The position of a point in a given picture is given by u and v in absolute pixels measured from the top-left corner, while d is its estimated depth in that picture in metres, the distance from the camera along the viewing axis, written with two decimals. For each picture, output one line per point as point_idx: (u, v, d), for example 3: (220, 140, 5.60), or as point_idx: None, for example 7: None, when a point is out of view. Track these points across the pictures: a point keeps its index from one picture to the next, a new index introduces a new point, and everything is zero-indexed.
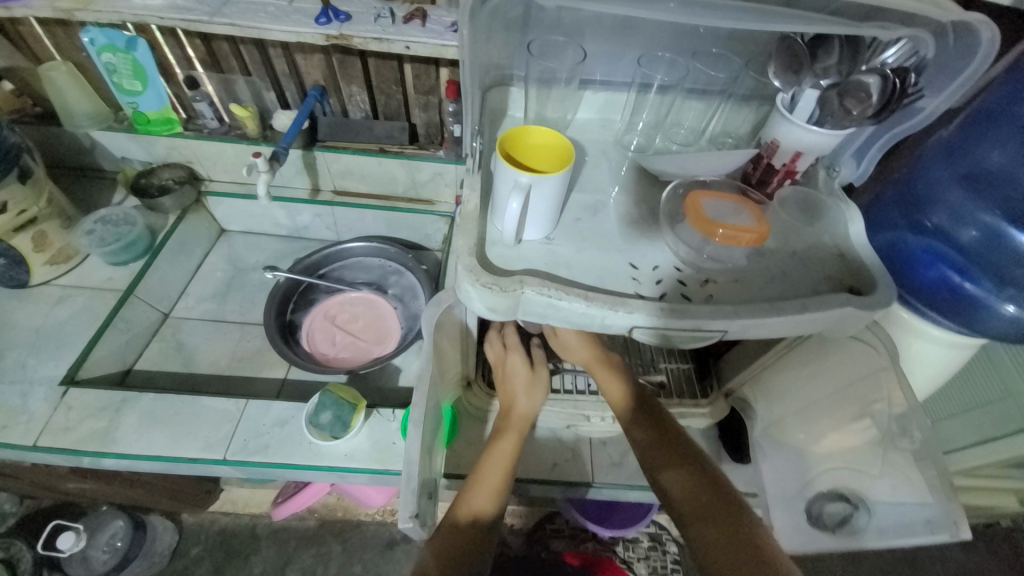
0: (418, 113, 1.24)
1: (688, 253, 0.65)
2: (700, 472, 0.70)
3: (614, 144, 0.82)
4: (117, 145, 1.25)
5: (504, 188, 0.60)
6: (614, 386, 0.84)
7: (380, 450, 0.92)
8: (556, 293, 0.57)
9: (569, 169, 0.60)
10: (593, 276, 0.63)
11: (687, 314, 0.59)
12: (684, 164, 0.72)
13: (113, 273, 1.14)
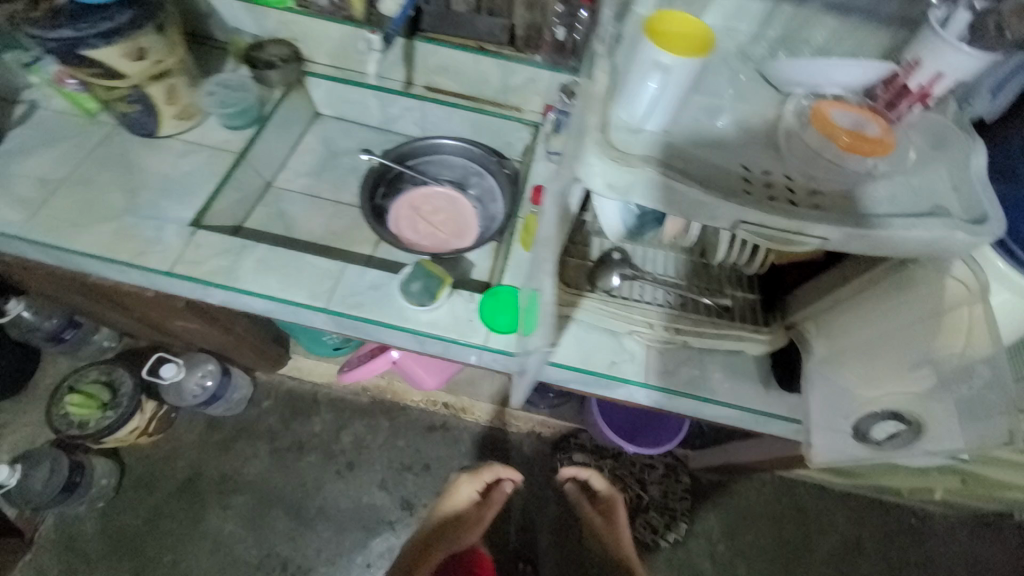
0: (522, 13, 1.22)
1: (801, 163, 0.67)
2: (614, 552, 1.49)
3: (740, 51, 0.79)
4: (232, 14, 1.29)
5: (641, 67, 0.62)
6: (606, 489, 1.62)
7: (458, 323, 1.02)
8: (676, 178, 0.61)
9: (707, 58, 0.62)
10: (706, 170, 0.66)
11: (793, 216, 0.63)
12: (822, 71, 0.72)
13: (228, 136, 1.23)
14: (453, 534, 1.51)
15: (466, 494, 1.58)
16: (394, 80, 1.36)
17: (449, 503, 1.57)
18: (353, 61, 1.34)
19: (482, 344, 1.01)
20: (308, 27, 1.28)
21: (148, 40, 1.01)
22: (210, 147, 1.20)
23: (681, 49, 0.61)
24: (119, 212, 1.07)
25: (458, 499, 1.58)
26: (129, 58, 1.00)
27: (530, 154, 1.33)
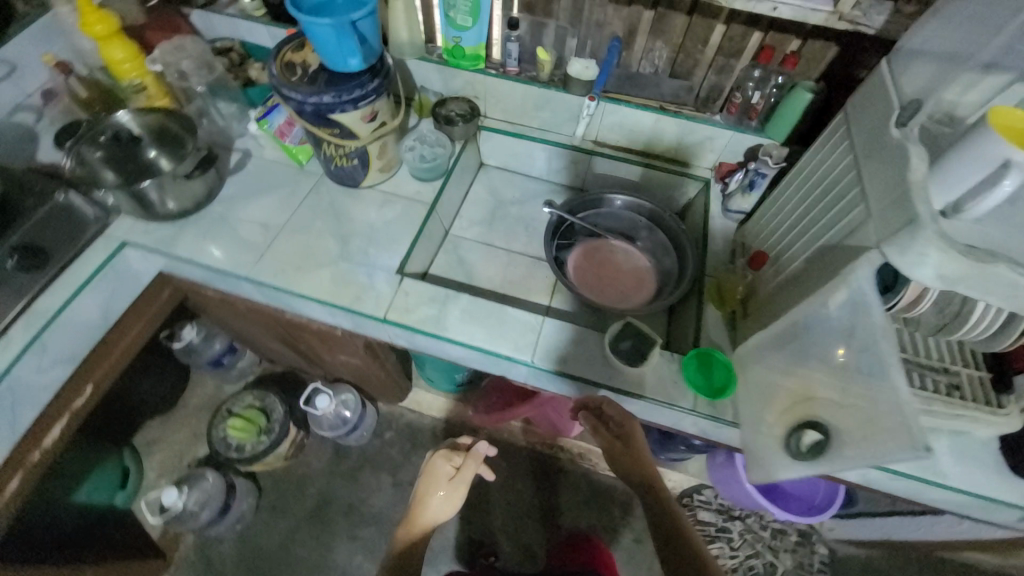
0: (709, 75, 1.24)
1: None
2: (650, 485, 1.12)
3: None
4: (422, 75, 1.38)
5: (981, 160, 0.61)
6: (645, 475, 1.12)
7: (664, 384, 1.02)
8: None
9: None
10: None
11: None
12: None
13: (419, 187, 1.30)
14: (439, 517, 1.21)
15: (443, 506, 1.22)
16: (563, 134, 1.40)
17: (443, 492, 1.22)
18: (527, 116, 1.40)
19: (689, 409, 0.99)
20: (493, 87, 1.34)
21: (382, 104, 1.10)
22: (405, 197, 1.27)
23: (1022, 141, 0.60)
24: (333, 258, 1.15)
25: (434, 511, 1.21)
26: (364, 121, 1.08)
27: (701, 210, 1.33)
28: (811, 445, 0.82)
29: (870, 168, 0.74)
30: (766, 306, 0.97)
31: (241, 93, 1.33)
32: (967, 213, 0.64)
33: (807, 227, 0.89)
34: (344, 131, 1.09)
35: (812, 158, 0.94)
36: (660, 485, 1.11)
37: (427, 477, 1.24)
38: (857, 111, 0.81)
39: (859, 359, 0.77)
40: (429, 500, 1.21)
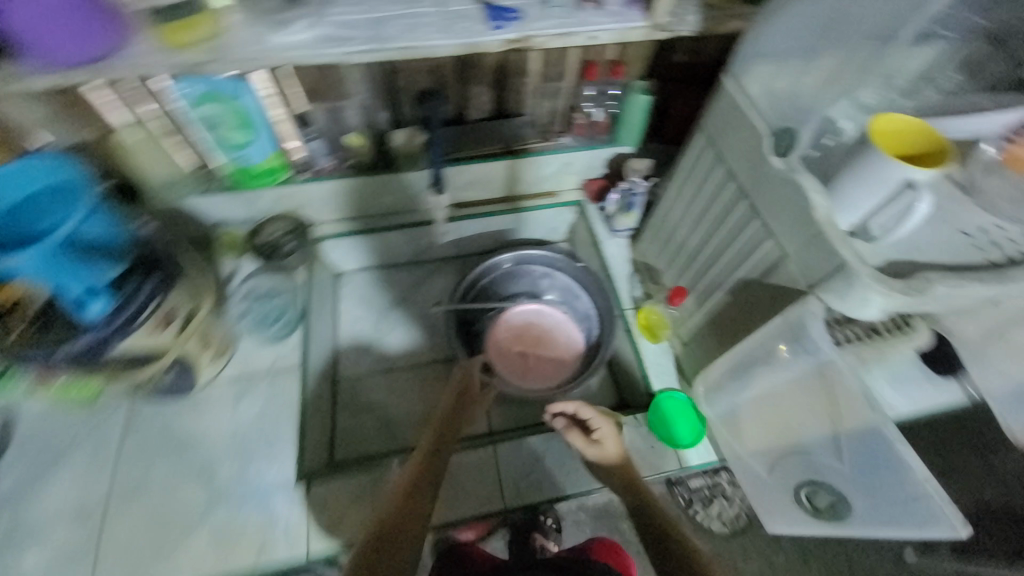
0: (543, 103, 1.11)
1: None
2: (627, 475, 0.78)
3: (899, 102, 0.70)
4: (214, 209, 1.07)
5: (883, 182, 0.56)
6: (618, 458, 0.79)
7: (645, 455, 0.93)
8: (962, 282, 0.56)
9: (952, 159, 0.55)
10: (948, 253, 0.59)
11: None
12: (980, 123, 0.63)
13: (277, 350, 1.05)
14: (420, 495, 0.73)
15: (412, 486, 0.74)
16: (415, 211, 1.20)
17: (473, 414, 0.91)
18: (367, 208, 1.17)
19: (683, 468, 0.93)
20: (311, 193, 1.09)
21: (178, 297, 0.84)
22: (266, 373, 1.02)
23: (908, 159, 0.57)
24: (204, 508, 0.86)
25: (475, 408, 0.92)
26: (158, 331, 0.82)
27: (588, 236, 1.25)
28: (825, 504, 0.72)
29: (768, 200, 0.67)
30: (704, 339, 0.92)
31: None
32: (889, 236, 0.59)
33: (716, 254, 0.83)
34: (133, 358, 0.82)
35: (687, 179, 0.87)
36: (638, 480, 0.78)
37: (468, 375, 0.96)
38: (724, 133, 0.74)
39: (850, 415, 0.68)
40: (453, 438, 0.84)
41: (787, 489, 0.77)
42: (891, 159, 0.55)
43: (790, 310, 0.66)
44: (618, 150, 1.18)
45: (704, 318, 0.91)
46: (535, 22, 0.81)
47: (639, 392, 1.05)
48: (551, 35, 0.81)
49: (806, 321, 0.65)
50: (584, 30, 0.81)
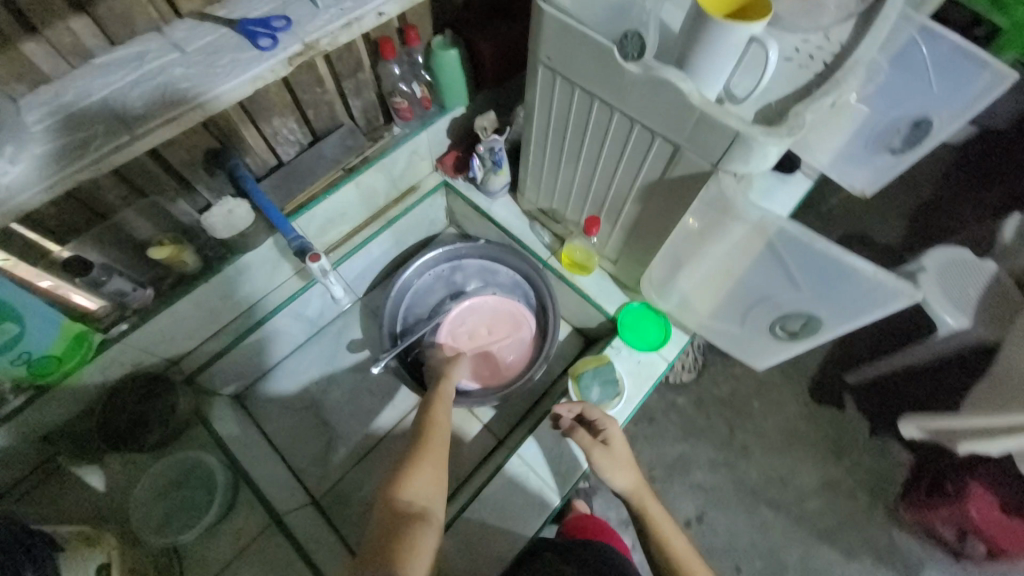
0: (356, 104, 0.98)
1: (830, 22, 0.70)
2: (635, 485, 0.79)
3: None
4: (32, 425, 0.79)
5: (731, 46, 0.59)
6: (628, 482, 0.78)
7: (639, 372, 0.98)
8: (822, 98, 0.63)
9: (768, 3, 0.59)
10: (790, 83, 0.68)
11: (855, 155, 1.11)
12: None
13: (230, 524, 0.84)
14: (418, 486, 0.65)
15: (419, 494, 0.64)
16: (286, 285, 1.01)
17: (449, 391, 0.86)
18: (226, 312, 0.94)
19: (669, 364, 1.00)
20: (150, 338, 0.84)
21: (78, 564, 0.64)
22: (236, 554, 0.81)
23: (738, 17, 0.59)
24: None
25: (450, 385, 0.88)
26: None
27: (471, 210, 1.18)
28: (799, 327, 0.79)
29: (638, 104, 0.67)
30: (631, 249, 0.95)
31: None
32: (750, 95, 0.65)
33: (608, 172, 0.83)
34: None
35: (546, 115, 0.85)
36: (647, 501, 0.77)
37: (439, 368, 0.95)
38: (563, 60, 0.71)
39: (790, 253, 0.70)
40: (436, 411, 0.79)
41: (766, 330, 0.85)
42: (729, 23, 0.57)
43: (705, 192, 0.69)
44: (452, 116, 1.08)
45: (622, 233, 0.94)
46: (307, 25, 0.66)
47: (599, 322, 1.08)
48: (335, 31, 0.67)
49: (736, 195, 0.66)
50: (369, 8, 0.69)
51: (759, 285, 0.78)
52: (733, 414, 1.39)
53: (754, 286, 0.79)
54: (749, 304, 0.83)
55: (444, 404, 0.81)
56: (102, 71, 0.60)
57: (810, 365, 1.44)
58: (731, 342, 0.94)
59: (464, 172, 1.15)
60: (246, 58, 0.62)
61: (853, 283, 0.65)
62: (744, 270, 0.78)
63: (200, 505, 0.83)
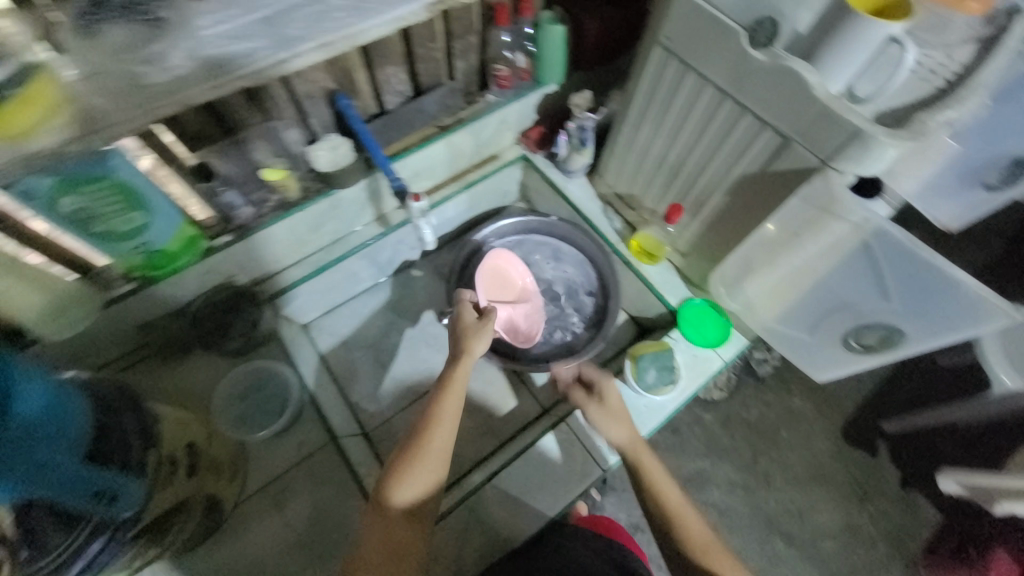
0: (460, 65, 1.01)
1: None
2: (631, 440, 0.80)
3: None
4: (134, 314, 0.86)
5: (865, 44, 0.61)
6: (623, 438, 0.80)
7: (695, 365, 0.99)
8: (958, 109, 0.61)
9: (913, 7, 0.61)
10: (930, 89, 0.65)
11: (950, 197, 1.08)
12: None
13: (293, 435, 0.90)
14: (410, 493, 0.63)
15: (412, 500, 0.64)
16: (366, 227, 1.07)
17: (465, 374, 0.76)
18: (312, 243, 1.01)
19: (725, 363, 1.00)
20: (247, 251, 0.91)
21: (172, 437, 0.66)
22: (296, 462, 0.88)
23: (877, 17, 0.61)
24: None
25: (469, 368, 0.76)
26: (183, 474, 0.66)
27: (545, 186, 1.20)
28: (875, 340, 0.81)
29: (756, 93, 0.69)
30: (706, 242, 0.96)
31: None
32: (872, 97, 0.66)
33: (702, 160, 0.85)
34: (173, 518, 0.66)
35: (649, 97, 0.86)
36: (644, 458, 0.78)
37: (460, 336, 0.80)
38: (686, 41, 0.73)
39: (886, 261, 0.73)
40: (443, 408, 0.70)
41: (836, 341, 0.87)
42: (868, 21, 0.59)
43: (807, 188, 0.71)
44: (544, 91, 1.10)
45: (704, 226, 0.94)
46: None
47: (658, 312, 1.09)
48: None
49: (843, 192, 0.68)
50: None
51: (842, 293, 0.80)
52: (759, 438, 1.37)
53: (836, 293, 0.81)
54: (823, 313, 0.85)
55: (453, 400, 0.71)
56: None
57: (849, 404, 1.41)
58: (794, 351, 0.96)
59: (545, 148, 1.18)
60: None
61: (952, 295, 0.68)
62: (829, 276, 0.80)
63: (275, 410, 0.91)
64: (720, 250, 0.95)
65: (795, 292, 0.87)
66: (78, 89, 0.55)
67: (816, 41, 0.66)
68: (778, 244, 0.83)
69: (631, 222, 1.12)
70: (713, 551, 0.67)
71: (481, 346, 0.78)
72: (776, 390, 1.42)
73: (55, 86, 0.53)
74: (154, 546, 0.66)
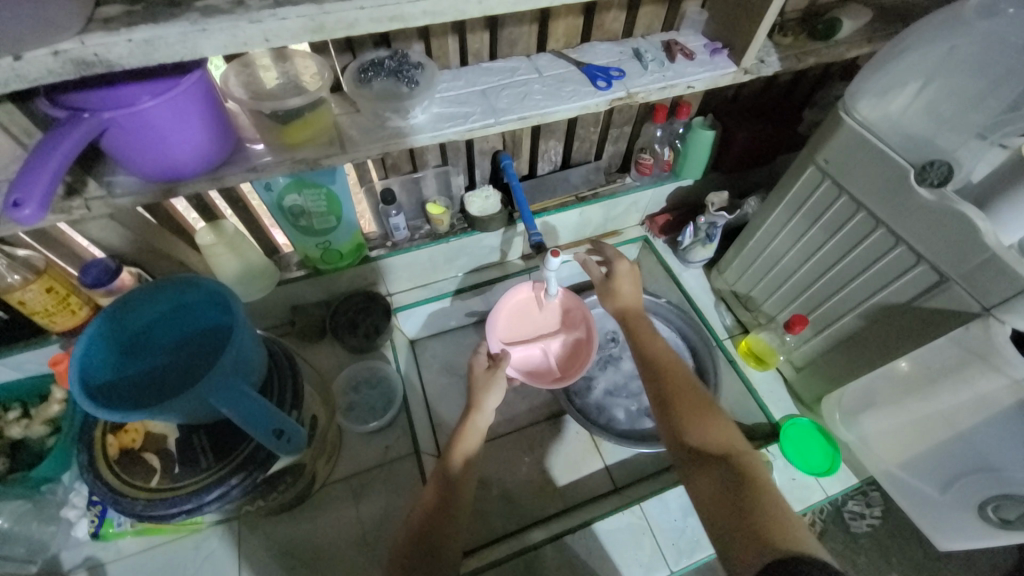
0: (610, 149, 1.12)
1: None
2: (659, 362, 0.78)
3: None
4: (293, 296, 1.01)
5: None
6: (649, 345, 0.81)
7: (791, 489, 0.92)
8: None
9: None
10: None
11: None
12: None
13: (383, 438, 0.98)
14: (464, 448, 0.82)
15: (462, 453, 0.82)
16: (489, 269, 1.18)
17: (476, 427, 0.85)
18: (442, 272, 1.13)
19: (827, 498, 0.92)
20: (392, 266, 1.05)
21: (309, 405, 0.78)
22: (379, 463, 0.95)
23: None
24: None
25: (483, 421, 0.86)
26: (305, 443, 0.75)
27: (659, 270, 1.24)
28: (1016, 516, 0.70)
29: (915, 228, 0.69)
30: (827, 362, 0.92)
31: (15, 485, 0.79)
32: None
33: (839, 279, 0.84)
34: (284, 478, 0.74)
35: (791, 210, 0.89)
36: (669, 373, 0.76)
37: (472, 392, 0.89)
38: (843, 166, 0.77)
39: None
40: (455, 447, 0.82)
41: (969, 507, 0.76)
42: None
43: (962, 331, 0.68)
44: (679, 184, 1.17)
45: (827, 345, 0.91)
46: (635, 79, 0.80)
47: (756, 422, 1.03)
48: (654, 90, 0.80)
49: (1005, 345, 0.64)
50: (684, 80, 0.81)
51: (985, 452, 0.71)
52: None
53: (978, 450, 0.72)
54: (956, 468, 0.76)
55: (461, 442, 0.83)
56: (482, 70, 0.81)
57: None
58: (918, 507, 0.84)
59: (667, 235, 1.24)
60: (587, 92, 0.78)
61: None
62: (968, 432, 0.72)
63: (377, 410, 1.00)
64: (842, 375, 0.90)
65: (915, 427, 0.80)
66: (339, 120, 0.72)
67: (991, 190, 0.66)
68: (903, 370, 0.79)
69: (742, 322, 1.13)
70: (701, 413, 0.70)
71: (492, 399, 0.87)
72: (870, 555, 1.24)
73: (328, 116, 0.70)
74: (262, 498, 0.74)
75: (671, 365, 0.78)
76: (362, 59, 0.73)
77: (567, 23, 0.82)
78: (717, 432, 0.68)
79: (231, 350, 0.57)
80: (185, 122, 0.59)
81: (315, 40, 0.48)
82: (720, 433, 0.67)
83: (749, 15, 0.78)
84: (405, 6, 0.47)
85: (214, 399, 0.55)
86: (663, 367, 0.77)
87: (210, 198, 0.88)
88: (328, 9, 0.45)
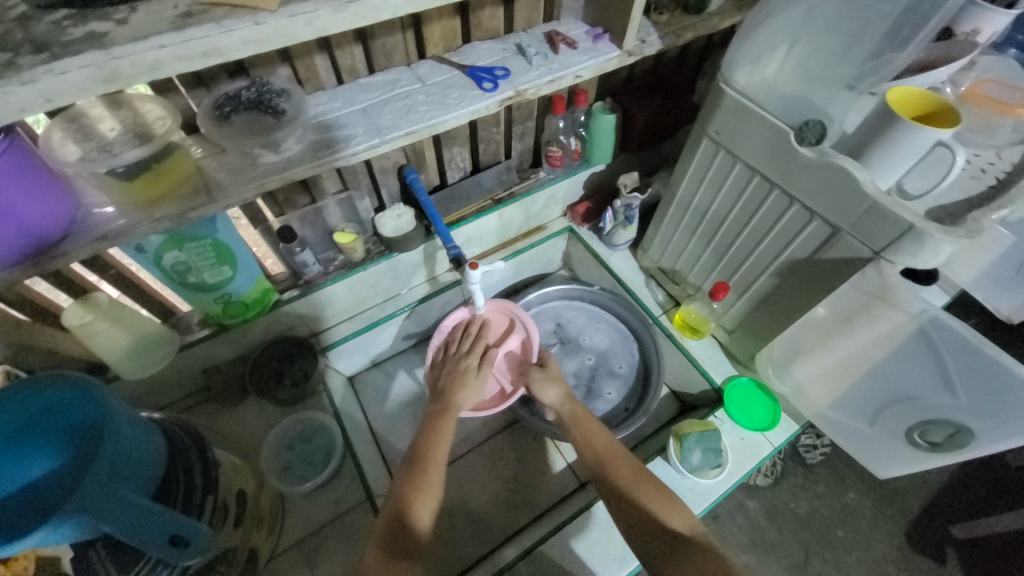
0: (518, 146, 1.10)
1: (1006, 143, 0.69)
2: (597, 455, 0.80)
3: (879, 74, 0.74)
4: (202, 359, 0.92)
5: (916, 146, 0.64)
6: (592, 442, 0.82)
7: (742, 450, 0.95)
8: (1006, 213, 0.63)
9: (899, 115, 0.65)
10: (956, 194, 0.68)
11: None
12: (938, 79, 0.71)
13: (331, 490, 0.92)
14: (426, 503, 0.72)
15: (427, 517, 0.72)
16: (418, 288, 1.13)
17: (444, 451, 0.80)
18: (370, 299, 1.07)
19: (775, 450, 0.96)
20: (309, 306, 0.96)
21: (233, 480, 0.70)
22: (331, 519, 0.89)
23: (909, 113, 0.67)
24: None
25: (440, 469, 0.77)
26: (230, 525, 0.67)
27: (589, 257, 1.25)
28: (942, 438, 0.74)
29: (805, 187, 0.73)
30: (754, 322, 0.96)
31: None
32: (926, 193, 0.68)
33: (750, 243, 0.87)
34: (217, 567, 0.66)
35: (695, 185, 0.92)
36: (609, 464, 0.78)
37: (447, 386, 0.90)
38: (732, 134, 0.79)
39: (962, 362, 0.70)
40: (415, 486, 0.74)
41: (897, 435, 0.81)
42: (918, 128, 0.63)
43: (859, 276, 0.72)
44: (593, 170, 1.16)
45: (751, 306, 0.94)
46: (521, 76, 0.78)
47: (702, 389, 1.07)
48: (542, 84, 0.78)
49: (898, 283, 0.69)
50: (570, 71, 0.79)
51: (902, 382, 0.77)
52: (808, 536, 1.26)
53: (895, 382, 0.78)
54: (880, 401, 0.81)
55: (444, 437, 0.81)
56: (361, 87, 0.75)
57: (910, 503, 1.29)
58: (854, 443, 0.90)
59: (590, 222, 1.24)
60: (474, 96, 0.75)
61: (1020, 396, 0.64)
62: (886, 365, 0.78)
63: (318, 463, 0.93)
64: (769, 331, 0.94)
65: (840, 372, 0.85)
66: (203, 164, 0.65)
67: (862, 141, 0.69)
68: (829, 326, 0.81)
69: (674, 295, 1.15)
70: (660, 496, 0.72)
71: (468, 395, 0.89)
72: (827, 483, 1.32)
73: (188, 161, 0.63)
74: None
75: (610, 451, 0.80)
76: (218, 94, 0.66)
77: (442, 26, 0.78)
78: (677, 512, 0.70)
79: (103, 453, 0.49)
80: (4, 197, 0.50)
81: (114, 89, 0.41)
82: (684, 516, 0.70)
83: (621, 0, 0.78)
84: (220, 38, 0.42)
85: (87, 523, 0.47)
86: (600, 452, 0.80)
87: (74, 272, 0.76)
88: (118, 54, 0.39)
